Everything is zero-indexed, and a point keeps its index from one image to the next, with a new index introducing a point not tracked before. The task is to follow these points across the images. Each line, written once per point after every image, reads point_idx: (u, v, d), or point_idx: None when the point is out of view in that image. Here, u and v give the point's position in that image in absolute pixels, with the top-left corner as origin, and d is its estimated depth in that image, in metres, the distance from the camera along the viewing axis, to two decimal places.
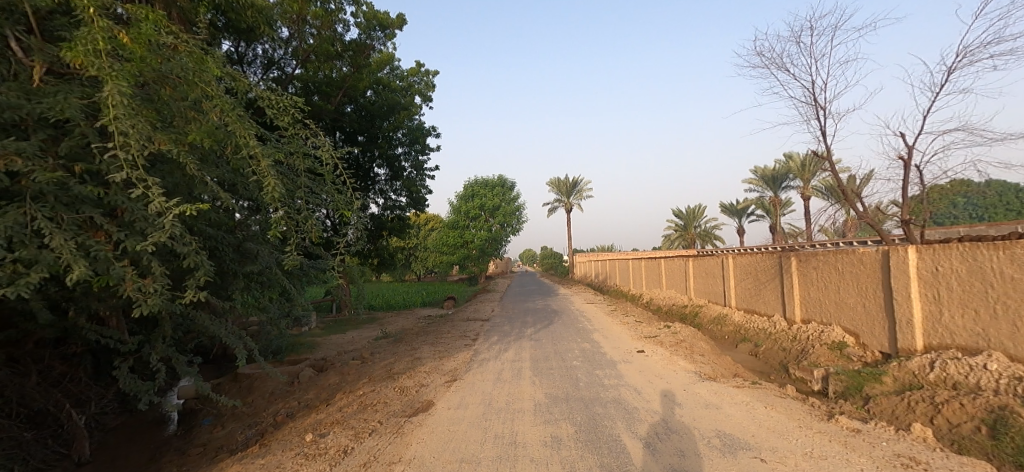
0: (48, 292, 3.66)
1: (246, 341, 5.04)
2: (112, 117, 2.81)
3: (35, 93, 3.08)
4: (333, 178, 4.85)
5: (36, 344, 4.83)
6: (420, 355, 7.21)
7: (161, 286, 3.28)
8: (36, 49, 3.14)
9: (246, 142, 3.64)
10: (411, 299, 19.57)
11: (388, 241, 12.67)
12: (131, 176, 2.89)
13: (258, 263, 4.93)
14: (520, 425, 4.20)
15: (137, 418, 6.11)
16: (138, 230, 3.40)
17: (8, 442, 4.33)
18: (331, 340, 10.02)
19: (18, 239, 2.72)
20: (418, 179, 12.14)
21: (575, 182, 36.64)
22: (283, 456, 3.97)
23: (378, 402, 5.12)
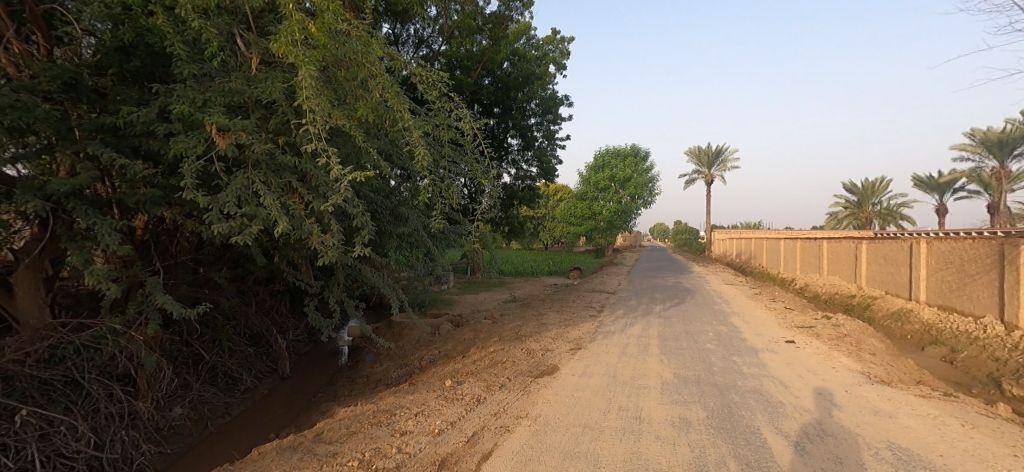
0: (261, 242, 4.62)
1: (399, 292, 5.78)
2: (304, 98, 3.36)
3: (254, 80, 3.80)
4: (472, 148, 5.16)
5: (254, 281, 6.18)
6: (546, 321, 7.45)
7: (336, 240, 3.96)
8: (253, 43, 3.85)
9: (402, 115, 4.11)
10: (540, 267, 20.20)
11: (519, 210, 13.12)
12: (317, 148, 3.46)
13: (408, 226, 5.50)
14: (645, 401, 4.12)
15: (319, 348, 7.53)
16: (322, 193, 4.07)
17: (239, 355, 5.76)
18: (466, 299, 10.91)
19: (244, 198, 3.50)
20: (549, 149, 12.20)
21: (719, 150, 33.18)
22: (427, 396, 4.51)
23: (507, 360, 5.46)
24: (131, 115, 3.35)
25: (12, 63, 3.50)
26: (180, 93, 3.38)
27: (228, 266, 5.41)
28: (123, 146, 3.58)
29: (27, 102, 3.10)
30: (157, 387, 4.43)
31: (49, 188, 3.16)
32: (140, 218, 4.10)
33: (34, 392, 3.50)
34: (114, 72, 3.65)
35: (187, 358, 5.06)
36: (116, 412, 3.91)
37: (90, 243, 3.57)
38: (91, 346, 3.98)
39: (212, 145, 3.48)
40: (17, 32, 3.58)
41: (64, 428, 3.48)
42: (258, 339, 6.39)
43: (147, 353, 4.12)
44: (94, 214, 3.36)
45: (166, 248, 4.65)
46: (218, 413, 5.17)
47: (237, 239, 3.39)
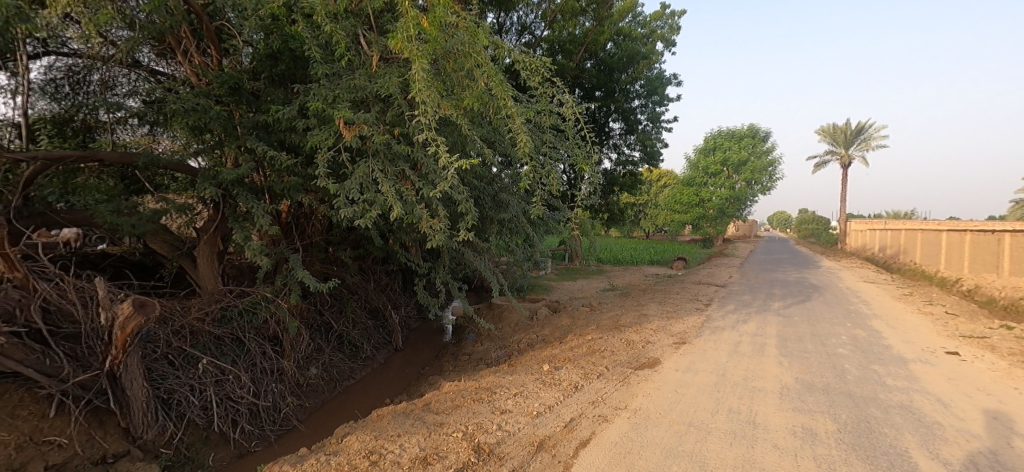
0: (379, 225, 5.07)
1: (499, 277, 5.96)
2: (417, 90, 3.58)
3: (374, 76, 4.12)
4: (574, 133, 5.06)
5: (373, 261, 6.82)
6: (647, 312, 7.16)
7: (443, 225, 4.21)
8: (374, 42, 4.17)
9: (506, 103, 4.17)
10: (640, 256, 19.40)
11: (619, 196, 12.70)
12: (428, 137, 3.68)
13: (509, 212, 5.61)
14: (759, 405, 3.77)
15: (427, 325, 8.04)
16: (431, 180, 4.32)
17: (361, 326, 6.37)
18: (563, 286, 10.93)
19: (366, 185, 3.89)
20: (654, 132, 11.57)
21: (859, 127, 28.67)
22: (526, 378, 4.61)
23: (605, 349, 5.36)
24: (278, 113, 3.86)
25: (194, 73, 4.23)
26: (315, 91, 3.80)
27: (352, 246, 6.03)
28: (272, 140, 4.13)
29: (204, 105, 3.76)
30: (298, 349, 5.13)
31: (220, 178, 3.81)
32: (285, 202, 4.74)
33: (211, 345, 4.31)
34: (265, 76, 4.24)
35: (320, 325, 5.74)
36: (267, 367, 4.64)
37: (248, 223, 4.22)
38: (249, 310, 4.73)
39: (339, 138, 3.89)
40: (198, 47, 4.31)
41: (232, 377, 4.25)
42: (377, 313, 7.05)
43: (290, 320, 4.81)
44: (251, 199, 3.98)
45: (304, 229, 5.32)
46: (345, 376, 5.76)
47: (360, 223, 3.81)
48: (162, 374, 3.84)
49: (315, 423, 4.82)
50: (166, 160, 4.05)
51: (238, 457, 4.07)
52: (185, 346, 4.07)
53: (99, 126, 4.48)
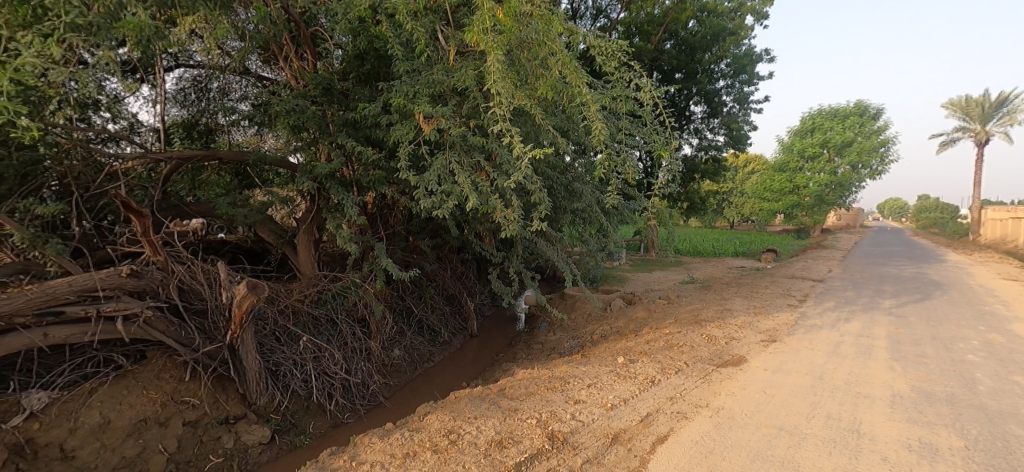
0: (456, 215, 5.24)
1: (572, 267, 5.91)
2: (492, 82, 3.62)
3: (451, 70, 4.19)
4: (652, 118, 4.82)
5: (449, 250, 7.09)
6: (731, 307, 6.72)
7: (517, 215, 4.25)
8: (451, 36, 4.26)
9: (580, 90, 4.08)
10: (723, 247, 18.20)
11: (700, 184, 12.00)
12: (502, 128, 3.73)
13: (582, 202, 5.53)
14: (863, 413, 3.39)
15: (501, 313, 8.22)
16: (505, 171, 4.37)
17: (439, 312, 6.67)
18: (638, 277, 10.60)
19: (443, 177, 4.04)
20: (740, 114, 10.74)
21: (1000, 98, 24.33)
22: (600, 370, 4.54)
23: (684, 344, 5.12)
24: (365, 111, 4.12)
25: (294, 77, 4.63)
26: (398, 88, 4.01)
27: (430, 235, 6.30)
28: (360, 136, 4.41)
29: (302, 106, 4.12)
30: (383, 331, 5.50)
31: (316, 172, 4.17)
32: (371, 194, 5.06)
33: (309, 325, 4.78)
34: (353, 76, 4.54)
35: (403, 310, 6.09)
36: (357, 347, 5.05)
37: (340, 214, 4.58)
38: (341, 294, 5.15)
39: (419, 131, 4.07)
40: (297, 52, 4.71)
41: (327, 354, 4.69)
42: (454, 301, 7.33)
43: (375, 304, 5.17)
44: (342, 192, 4.34)
45: (387, 220, 5.65)
46: (425, 358, 6.07)
47: (438, 213, 3.97)
48: (271, 349, 4.34)
49: (399, 400, 5.14)
50: (271, 157, 4.50)
51: (333, 426, 4.49)
52: (289, 325, 4.55)
53: (219, 129, 5.08)
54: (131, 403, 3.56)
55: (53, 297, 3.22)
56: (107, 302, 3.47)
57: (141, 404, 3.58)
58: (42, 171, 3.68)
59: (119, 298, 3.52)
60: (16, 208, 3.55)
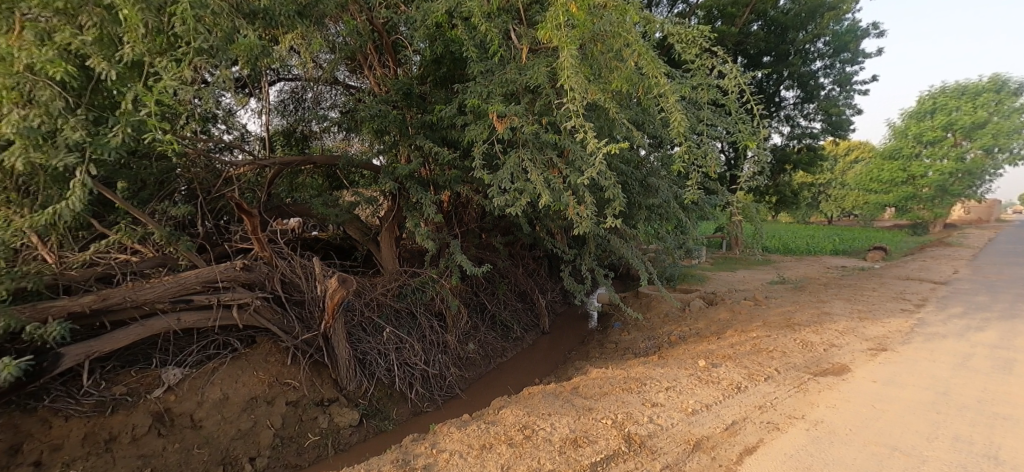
0: (528, 213, 5.27)
1: (648, 265, 5.70)
2: (566, 78, 3.58)
3: (524, 68, 4.16)
4: (738, 107, 4.49)
5: (521, 247, 7.16)
6: (830, 310, 6.09)
7: (590, 212, 4.18)
8: (524, 34, 4.26)
9: (658, 81, 3.91)
10: (819, 245, 16.55)
11: (792, 175, 11.04)
12: (575, 124, 3.69)
13: (659, 197, 5.31)
14: (1003, 438, 2.91)
15: (572, 310, 8.16)
16: (578, 167, 4.31)
17: (511, 308, 6.77)
18: (719, 277, 9.98)
19: (516, 175, 4.09)
20: (841, 98, 9.69)
21: None
22: (679, 373, 4.35)
23: (775, 349, 4.73)
24: (441, 112, 4.27)
25: (377, 84, 4.92)
26: (472, 89, 4.11)
27: (502, 232, 6.41)
28: (437, 137, 4.59)
29: (385, 111, 4.37)
30: (459, 325, 5.70)
31: (397, 173, 4.41)
32: (446, 193, 5.25)
33: (392, 317, 5.08)
34: (431, 79, 4.74)
35: (476, 305, 6.26)
36: (435, 340, 5.28)
37: (418, 212, 4.82)
38: (420, 288, 5.39)
39: (493, 130, 4.15)
40: (380, 60, 5.01)
41: (408, 346, 4.96)
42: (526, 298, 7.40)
43: (451, 299, 5.36)
44: (421, 191, 4.58)
45: (462, 217, 5.82)
46: (498, 353, 6.18)
47: (511, 211, 4.03)
48: (359, 338, 4.67)
49: (474, 393, 5.30)
50: (357, 160, 4.83)
51: (414, 414, 4.75)
52: (374, 317, 4.87)
53: (313, 135, 5.53)
54: (244, 382, 4.02)
55: (184, 287, 3.75)
56: (225, 291, 3.97)
57: (252, 383, 4.04)
58: (174, 177, 4.29)
59: (234, 288, 4.01)
60: (156, 210, 4.17)
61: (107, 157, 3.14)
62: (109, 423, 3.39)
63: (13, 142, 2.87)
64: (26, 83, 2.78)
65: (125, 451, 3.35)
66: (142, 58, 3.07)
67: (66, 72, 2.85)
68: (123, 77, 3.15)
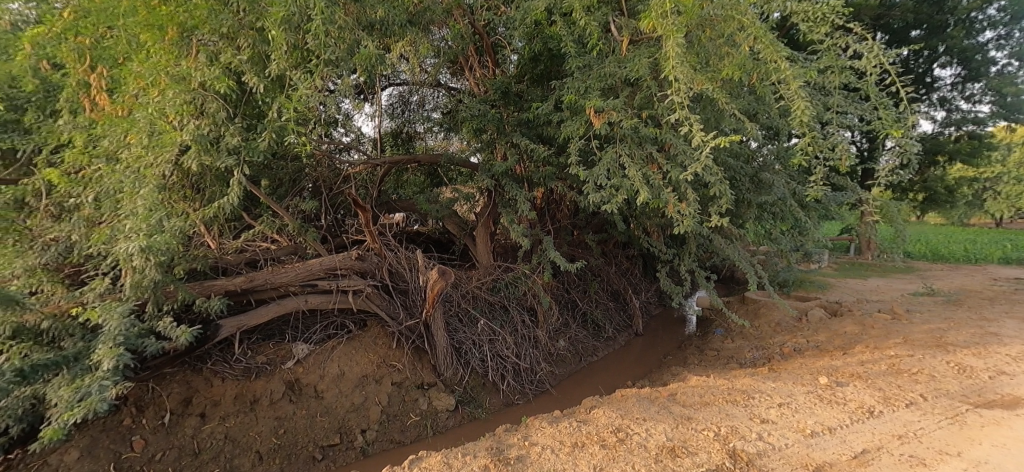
0: (624, 210, 5.11)
1: (758, 268, 5.21)
2: (671, 68, 3.38)
3: (625, 60, 3.99)
4: (877, 90, 3.90)
5: (615, 245, 7.00)
6: (998, 331, 5.05)
7: (694, 209, 3.93)
8: (624, 25, 4.08)
9: (778, 66, 3.52)
10: (981, 252, 13.80)
11: (946, 168, 9.37)
12: (680, 116, 3.48)
13: (774, 194, 4.82)
14: None
15: (668, 313, 7.76)
16: (680, 162, 4.04)
17: (603, 306, 6.64)
18: (846, 284, 8.81)
19: (613, 171, 3.98)
20: (1019, 73, 8.00)
21: None
22: (795, 389, 3.92)
23: (919, 372, 4.05)
24: (538, 110, 4.28)
25: (477, 85, 5.12)
26: (569, 85, 4.07)
27: (595, 230, 6.30)
28: (533, 135, 4.63)
29: (484, 111, 4.51)
30: (550, 321, 5.72)
31: (494, 171, 4.55)
32: (540, 190, 5.28)
33: (486, 309, 5.26)
34: (529, 77, 4.81)
35: (568, 302, 6.24)
36: (526, 334, 5.37)
37: (514, 208, 4.92)
38: (513, 283, 5.51)
39: (590, 126, 4.06)
40: (480, 61, 5.19)
41: (501, 338, 5.11)
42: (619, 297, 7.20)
43: (543, 294, 5.39)
44: (516, 188, 4.67)
45: (554, 214, 5.83)
46: (589, 352, 6.10)
47: (607, 208, 3.95)
48: (455, 328, 4.91)
49: (565, 389, 5.29)
50: (457, 158, 5.06)
51: (506, 405, 4.88)
52: (469, 308, 5.08)
53: (417, 136, 5.92)
54: (357, 361, 4.45)
55: (311, 274, 4.25)
56: (343, 278, 4.42)
57: (363, 362, 4.45)
58: (303, 176, 4.86)
59: (350, 276, 4.44)
60: (290, 204, 4.76)
61: (254, 158, 3.66)
62: (253, 387, 3.98)
63: (190, 147, 3.48)
64: (200, 98, 3.38)
65: (264, 411, 3.90)
66: (283, 72, 3.55)
67: (227, 87, 3.39)
68: (268, 90, 3.68)
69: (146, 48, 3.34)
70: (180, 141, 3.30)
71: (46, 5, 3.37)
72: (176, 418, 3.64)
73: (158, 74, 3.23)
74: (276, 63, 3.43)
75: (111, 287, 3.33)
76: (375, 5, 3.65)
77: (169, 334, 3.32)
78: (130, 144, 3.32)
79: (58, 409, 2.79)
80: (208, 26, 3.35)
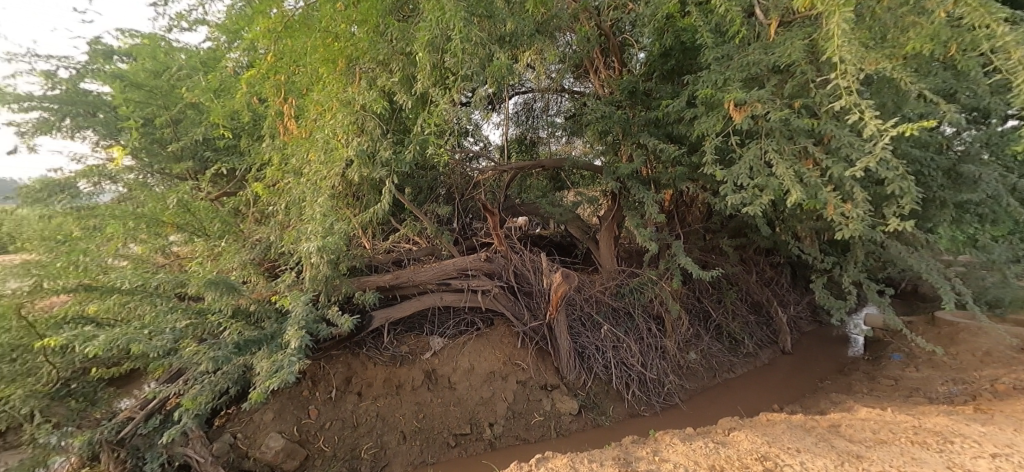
0: (769, 212, 4.58)
1: (955, 283, 4.22)
2: (834, 48, 2.93)
3: (772, 46, 3.49)
4: None
5: (756, 252, 6.37)
6: None
7: (864, 211, 3.33)
8: (772, 5, 3.53)
9: (994, 31, 2.75)
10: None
11: None
12: (846, 103, 2.99)
13: (979, 191, 3.90)
14: None
15: (824, 331, 6.71)
16: (845, 156, 3.38)
17: (740, 318, 6.02)
18: None
19: (757, 169, 3.53)
20: None
21: None
22: (1015, 438, 3.08)
23: None
24: (667, 108, 3.97)
25: (601, 86, 5.07)
26: (704, 77, 3.68)
27: (732, 234, 5.78)
28: (662, 134, 4.38)
29: (609, 112, 4.39)
30: (679, 331, 5.37)
31: (620, 173, 4.42)
32: (669, 192, 4.98)
33: (610, 315, 5.14)
34: (658, 73, 4.54)
35: (699, 312, 5.78)
36: (653, 343, 5.11)
37: (640, 212, 4.72)
38: (639, 289, 5.28)
39: (729, 121, 3.61)
40: (605, 63, 5.13)
41: (625, 346, 4.96)
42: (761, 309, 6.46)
43: (672, 303, 5.08)
44: (643, 190, 4.46)
45: (684, 217, 5.50)
46: (725, 367, 5.56)
47: (748, 210, 3.53)
48: (578, 332, 4.89)
49: (696, 406, 4.91)
50: (581, 162, 5.01)
51: (631, 415, 4.70)
52: (592, 313, 5.01)
53: (540, 141, 6.00)
54: (486, 357, 4.69)
55: (446, 273, 4.62)
56: (473, 278, 4.70)
57: (491, 359, 4.68)
58: (440, 183, 5.30)
59: (479, 276, 4.71)
60: (428, 210, 5.21)
61: (402, 169, 4.11)
62: (399, 373, 4.45)
63: (353, 161, 4.04)
64: (362, 118, 3.93)
65: (408, 396, 4.35)
66: (427, 90, 3.92)
67: (382, 107, 3.87)
68: (414, 108, 4.12)
69: (323, 79, 3.96)
70: (346, 157, 3.87)
71: (254, 53, 4.22)
72: (340, 394, 4.25)
73: (332, 100, 3.86)
74: (421, 83, 3.82)
75: (296, 279, 4.02)
76: (506, 19, 3.82)
77: (335, 321, 3.89)
78: (311, 160, 4.00)
79: (261, 375, 3.43)
80: (369, 55, 3.89)
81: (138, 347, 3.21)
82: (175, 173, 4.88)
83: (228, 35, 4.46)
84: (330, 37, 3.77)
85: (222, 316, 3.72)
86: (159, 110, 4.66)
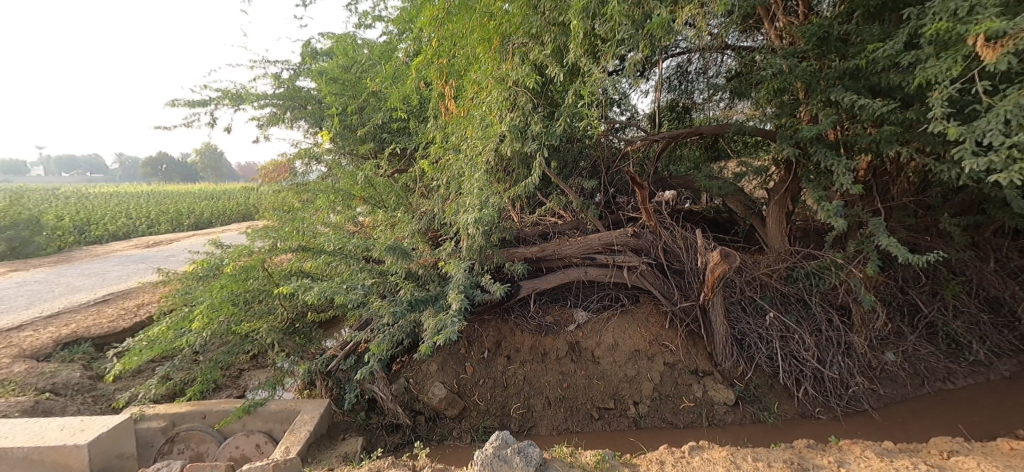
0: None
1: None
2: None
3: None
4: None
5: (997, 233, 5.01)
6: None
7: None
8: None
9: None
10: None
11: None
12: None
13: None
14: None
15: None
16: None
17: (968, 317, 4.84)
18: None
19: (1020, 122, 2.53)
20: None
21: None
22: None
23: None
24: (877, 52, 3.18)
25: (778, 37, 4.35)
26: (937, 7, 2.80)
27: (960, 210, 4.60)
28: (862, 87, 3.53)
29: (789, 66, 3.68)
30: (871, 326, 4.49)
31: (799, 137, 3.75)
32: (867, 157, 4.07)
33: (778, 300, 4.54)
34: (861, 12, 3.62)
35: (904, 304, 4.81)
36: (834, 338, 4.39)
37: (826, 183, 3.97)
38: (817, 274, 4.52)
39: (976, 61, 2.71)
40: (786, 8, 4.35)
41: (797, 336, 4.35)
42: (999, 306, 5.00)
43: (864, 292, 4.24)
44: (832, 156, 3.68)
45: (887, 189, 4.47)
46: (939, 376, 4.56)
47: (1004, 178, 2.55)
48: (738, 317, 4.44)
49: (892, 415, 4.12)
50: (748, 126, 4.39)
51: (802, 415, 4.18)
52: (756, 297, 4.48)
53: (695, 107, 5.55)
54: (631, 334, 4.55)
55: (590, 247, 4.57)
56: (619, 253, 4.56)
57: (637, 337, 4.54)
58: (585, 156, 5.20)
59: (624, 252, 4.54)
60: (574, 183, 5.19)
61: (552, 142, 4.11)
62: (544, 342, 4.60)
63: (505, 137, 4.17)
64: (515, 93, 4.04)
65: (553, 365, 4.50)
66: (578, 60, 3.82)
67: (535, 81, 3.90)
68: (565, 80, 4.09)
69: (480, 58, 4.15)
70: (501, 132, 4.02)
71: (420, 42, 4.66)
72: (492, 355, 4.57)
73: (488, 78, 4.05)
74: (574, 52, 3.74)
75: (455, 248, 4.39)
76: None
77: (489, 288, 4.14)
78: (469, 137, 4.29)
79: (428, 331, 3.84)
80: (522, 30, 3.95)
81: (340, 298, 3.89)
82: (360, 153, 5.73)
83: (401, 26, 4.99)
84: (486, 17, 3.90)
85: (399, 277, 4.27)
86: (350, 99, 5.54)
